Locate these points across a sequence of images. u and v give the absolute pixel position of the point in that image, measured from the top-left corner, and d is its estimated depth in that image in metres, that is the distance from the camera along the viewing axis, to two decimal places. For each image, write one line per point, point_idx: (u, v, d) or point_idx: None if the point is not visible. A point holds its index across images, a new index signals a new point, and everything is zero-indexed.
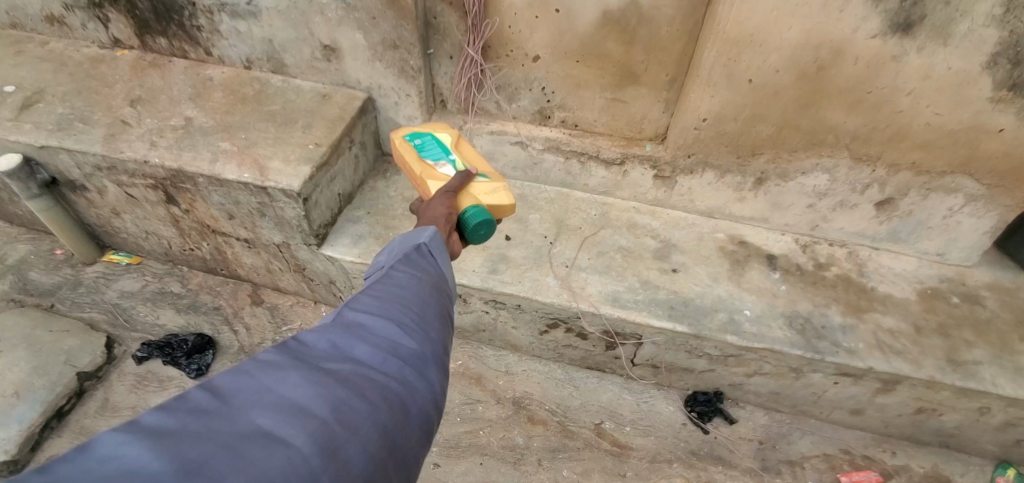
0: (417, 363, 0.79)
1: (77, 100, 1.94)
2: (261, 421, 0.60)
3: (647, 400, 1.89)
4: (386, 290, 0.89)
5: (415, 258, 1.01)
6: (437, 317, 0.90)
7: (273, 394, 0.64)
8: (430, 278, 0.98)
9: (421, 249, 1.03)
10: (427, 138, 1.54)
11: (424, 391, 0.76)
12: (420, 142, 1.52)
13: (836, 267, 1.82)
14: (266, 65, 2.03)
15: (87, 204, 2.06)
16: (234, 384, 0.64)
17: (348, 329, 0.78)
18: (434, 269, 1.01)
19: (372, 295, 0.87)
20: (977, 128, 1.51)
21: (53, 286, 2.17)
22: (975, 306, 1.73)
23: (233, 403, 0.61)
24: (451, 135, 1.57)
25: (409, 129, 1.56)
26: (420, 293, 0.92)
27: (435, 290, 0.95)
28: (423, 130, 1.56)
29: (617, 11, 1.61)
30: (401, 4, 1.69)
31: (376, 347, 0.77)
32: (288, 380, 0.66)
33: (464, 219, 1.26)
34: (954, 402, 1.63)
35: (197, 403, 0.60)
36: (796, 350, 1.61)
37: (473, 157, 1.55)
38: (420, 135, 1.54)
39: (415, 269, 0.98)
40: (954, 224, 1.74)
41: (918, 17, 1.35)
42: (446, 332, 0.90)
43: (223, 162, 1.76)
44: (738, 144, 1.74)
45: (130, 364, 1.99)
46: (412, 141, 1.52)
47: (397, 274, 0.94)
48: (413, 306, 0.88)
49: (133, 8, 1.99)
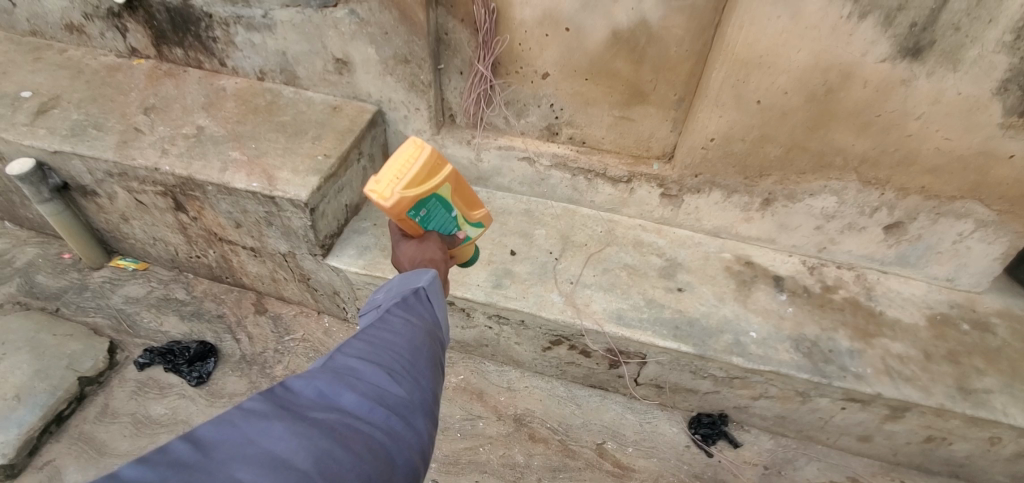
0: (405, 412, 0.80)
1: (92, 107, 1.98)
2: (241, 475, 0.60)
3: (650, 421, 1.87)
4: (379, 335, 0.92)
5: (412, 303, 1.04)
6: (428, 365, 0.92)
7: (255, 446, 0.64)
8: (423, 324, 1.00)
9: (419, 293, 1.06)
10: (430, 202, 1.28)
11: (410, 440, 0.77)
12: (422, 210, 1.29)
13: (844, 290, 1.80)
14: (279, 76, 2.06)
15: (97, 209, 2.08)
16: (217, 435, 0.65)
17: (336, 376, 0.79)
18: (429, 315, 1.04)
19: (364, 340, 0.89)
20: (987, 154, 1.50)
21: (59, 290, 2.18)
22: (985, 333, 1.70)
23: (214, 456, 0.62)
24: (451, 187, 1.31)
25: (409, 199, 1.23)
26: (412, 340, 0.94)
27: (428, 336, 0.98)
28: (424, 194, 1.25)
29: (626, 31, 1.63)
30: (414, 20, 1.71)
31: (364, 395, 0.78)
32: (272, 430, 0.66)
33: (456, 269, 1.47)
34: (964, 431, 1.59)
35: (178, 455, 0.60)
36: (803, 374, 1.58)
37: (468, 194, 1.40)
38: (422, 203, 1.27)
39: (411, 314, 1.01)
40: (964, 250, 1.72)
41: (927, 42, 1.36)
42: (436, 379, 0.91)
43: (232, 171, 1.77)
44: (746, 165, 1.74)
45: (131, 370, 1.98)
46: (415, 213, 1.27)
47: (391, 318, 0.97)
48: (404, 353, 0.89)
49: (151, 19, 2.02)
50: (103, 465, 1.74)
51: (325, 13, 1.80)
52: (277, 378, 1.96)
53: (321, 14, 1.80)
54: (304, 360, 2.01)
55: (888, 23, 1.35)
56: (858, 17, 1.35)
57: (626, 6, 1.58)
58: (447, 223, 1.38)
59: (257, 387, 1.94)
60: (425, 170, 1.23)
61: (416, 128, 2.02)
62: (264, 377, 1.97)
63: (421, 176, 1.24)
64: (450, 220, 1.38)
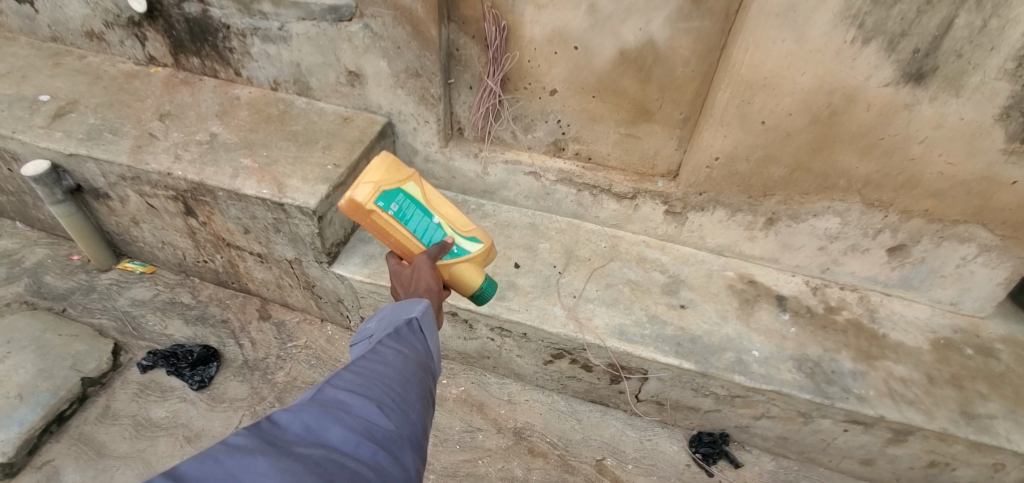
0: (392, 446, 0.82)
1: (108, 111, 2.02)
2: None
3: (651, 438, 1.85)
4: (370, 368, 0.93)
5: (404, 334, 1.05)
6: (418, 398, 0.94)
7: None
8: (415, 356, 1.02)
9: (412, 323, 1.08)
10: (400, 197, 1.37)
11: (397, 475, 0.79)
12: (395, 205, 1.36)
13: (846, 311, 1.80)
14: (292, 87, 2.10)
15: (108, 212, 2.11)
16: (200, 472, 0.65)
17: (325, 409, 0.80)
18: (421, 347, 1.06)
19: (355, 372, 0.91)
20: (989, 179, 1.52)
21: (67, 291, 2.21)
22: (989, 358, 1.69)
23: None
24: (419, 186, 1.42)
25: (376, 190, 1.33)
26: (403, 373, 0.95)
27: (419, 369, 1.00)
28: (391, 187, 1.35)
29: (634, 50, 1.66)
30: (426, 35, 1.75)
31: (352, 428, 0.79)
32: (256, 466, 0.67)
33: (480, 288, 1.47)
34: (968, 457, 1.58)
35: None
36: (805, 394, 1.58)
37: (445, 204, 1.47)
38: (391, 196, 1.35)
39: (402, 344, 1.02)
40: (968, 274, 1.72)
41: (930, 68, 1.38)
42: (425, 412, 0.93)
43: (243, 177, 1.80)
44: (750, 184, 1.76)
45: (134, 372, 1.99)
46: (387, 207, 1.35)
47: (383, 350, 0.99)
48: (393, 387, 0.91)
49: (171, 28, 2.08)
50: (102, 467, 1.74)
51: (339, 27, 1.84)
52: (278, 384, 1.97)
53: (336, 28, 1.84)
54: (305, 367, 2.02)
55: (891, 49, 1.37)
56: (861, 42, 1.38)
57: (634, 26, 1.61)
58: (430, 230, 1.41)
59: (258, 393, 1.94)
60: (386, 164, 1.36)
61: (425, 141, 2.05)
62: (265, 383, 1.97)
63: (385, 170, 1.36)
64: (433, 226, 1.41)
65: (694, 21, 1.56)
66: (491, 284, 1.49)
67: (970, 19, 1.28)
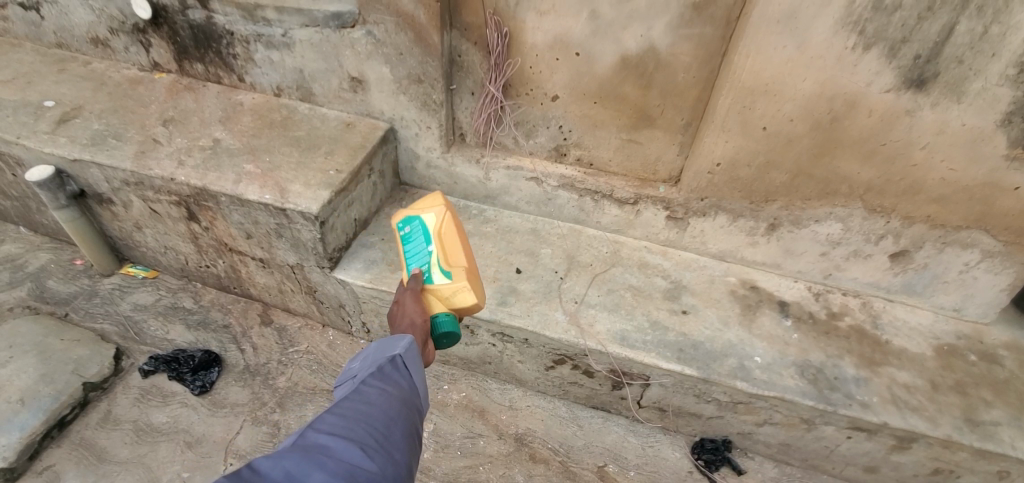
0: None
1: (113, 117, 2.04)
2: None
3: (653, 444, 1.85)
4: (354, 408, 0.94)
5: (388, 371, 1.04)
6: (402, 438, 0.94)
7: None
8: (399, 394, 1.02)
9: (395, 361, 1.06)
10: (415, 223, 1.41)
11: None
12: (407, 228, 1.42)
13: (849, 317, 1.79)
14: (295, 93, 2.11)
15: (111, 217, 2.12)
16: None
17: (306, 454, 0.82)
18: (406, 384, 1.05)
19: (337, 414, 0.91)
20: (992, 185, 1.51)
21: (69, 295, 2.21)
22: (993, 365, 1.68)
23: None
24: (438, 217, 1.39)
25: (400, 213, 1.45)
26: (387, 412, 0.96)
27: (404, 407, 1.00)
28: (410, 214, 1.43)
29: (635, 56, 1.67)
30: (428, 42, 1.76)
31: (334, 473, 0.81)
32: None
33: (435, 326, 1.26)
34: (972, 464, 1.57)
35: None
36: (808, 400, 1.57)
37: (456, 242, 1.37)
38: (409, 220, 1.43)
39: (386, 383, 1.02)
40: (971, 280, 1.71)
41: (931, 74, 1.38)
42: (410, 452, 0.94)
43: (246, 183, 1.81)
44: (752, 190, 1.76)
45: (136, 377, 1.99)
46: (401, 229, 1.43)
47: (367, 389, 0.99)
48: (376, 429, 0.92)
49: (175, 35, 2.09)
50: (103, 472, 1.74)
51: (342, 33, 1.85)
52: (280, 389, 1.97)
53: (339, 34, 1.86)
54: (307, 372, 2.02)
55: (892, 55, 1.38)
56: (862, 48, 1.38)
57: (635, 33, 1.62)
58: (421, 256, 1.36)
59: (259, 398, 1.94)
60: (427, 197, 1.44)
61: (427, 146, 2.05)
62: (266, 388, 1.97)
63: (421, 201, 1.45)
64: (426, 255, 1.36)
65: (696, 27, 1.57)
66: (444, 323, 1.25)
67: (971, 25, 1.28)
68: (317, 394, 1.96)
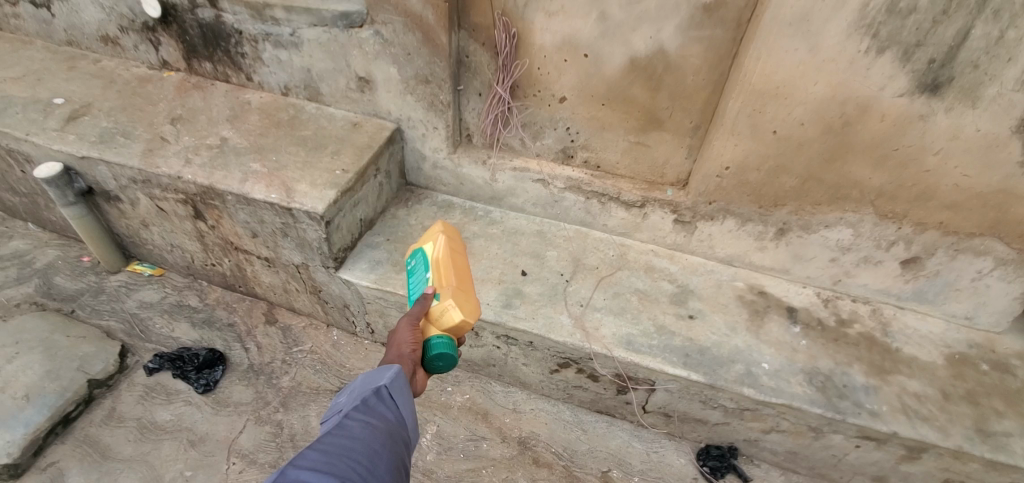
0: None
1: (121, 115, 2.04)
2: None
3: (658, 450, 1.83)
4: (336, 443, 0.93)
5: (373, 404, 1.04)
6: (387, 471, 0.94)
7: None
8: (385, 427, 1.02)
9: (381, 392, 1.06)
10: (418, 255, 1.43)
11: None
12: (413, 263, 1.45)
13: (859, 325, 1.77)
14: (303, 93, 2.11)
15: (118, 214, 2.13)
16: None
17: None
18: (392, 416, 1.05)
19: (319, 450, 0.90)
20: (1007, 192, 1.49)
21: (76, 292, 2.22)
22: (1005, 374, 1.65)
23: None
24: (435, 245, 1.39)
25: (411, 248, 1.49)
26: (370, 448, 0.96)
27: (388, 440, 1.00)
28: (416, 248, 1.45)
29: (644, 58, 1.66)
30: (436, 42, 1.76)
31: None
32: None
33: (428, 350, 1.21)
34: (984, 476, 1.54)
35: None
36: (816, 408, 1.55)
37: (451, 264, 1.34)
38: (415, 254, 1.45)
39: (371, 416, 1.02)
40: (983, 288, 1.69)
41: (945, 79, 1.36)
42: None
43: (252, 182, 1.81)
44: (761, 194, 1.74)
45: (140, 374, 2.00)
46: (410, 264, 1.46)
47: (350, 423, 0.99)
48: (358, 465, 0.92)
49: (184, 33, 2.10)
50: (107, 470, 1.75)
51: (351, 33, 1.85)
52: (283, 389, 1.96)
53: (347, 34, 1.86)
54: (310, 372, 2.01)
55: (906, 59, 1.36)
56: (876, 51, 1.36)
57: (645, 34, 1.61)
58: (418, 284, 1.35)
59: (263, 398, 1.94)
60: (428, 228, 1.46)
61: (434, 147, 2.05)
62: (269, 388, 1.97)
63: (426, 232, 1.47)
64: (422, 282, 1.34)
65: (706, 30, 1.56)
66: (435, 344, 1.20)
67: (987, 30, 1.27)
68: (320, 395, 1.95)
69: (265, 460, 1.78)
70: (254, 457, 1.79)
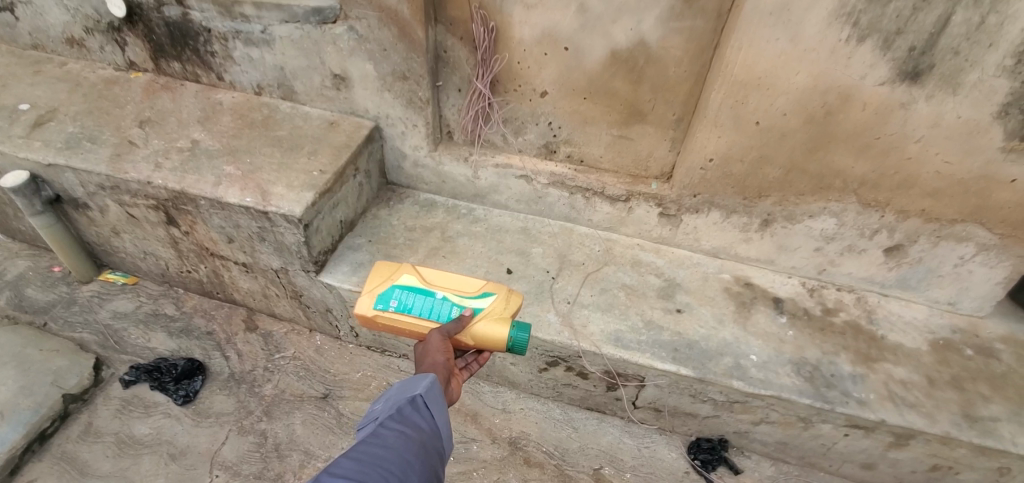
0: None
1: (87, 119, 1.96)
2: None
3: (649, 445, 1.82)
4: (369, 452, 0.94)
5: (407, 413, 1.04)
6: None
7: None
8: (418, 437, 1.01)
9: (416, 401, 1.06)
10: (397, 292, 1.42)
11: None
12: (395, 303, 1.41)
13: (844, 313, 1.78)
14: (277, 91, 2.05)
15: (88, 222, 2.05)
16: None
17: None
18: (427, 426, 1.05)
19: (352, 459, 0.91)
20: (988, 178, 1.50)
21: (47, 304, 2.14)
22: (990, 359, 1.67)
23: None
24: (414, 273, 1.45)
25: (372, 297, 1.43)
26: (402, 459, 0.95)
27: (421, 452, 0.99)
28: (387, 288, 1.43)
29: (625, 50, 1.63)
30: (413, 37, 1.71)
31: None
32: None
33: (516, 336, 1.35)
34: (971, 460, 1.56)
35: None
36: (805, 399, 1.55)
37: (448, 276, 1.45)
38: (387, 296, 1.42)
39: (405, 425, 1.02)
40: (966, 273, 1.70)
41: (926, 67, 1.36)
42: None
43: (226, 185, 1.75)
44: (745, 185, 1.73)
45: (117, 387, 1.93)
46: (385, 307, 1.41)
47: (384, 432, 0.99)
48: (389, 475, 0.92)
49: (151, 32, 2.02)
50: None
51: (324, 30, 1.79)
52: (266, 397, 1.91)
53: (321, 30, 1.80)
54: (294, 379, 1.97)
55: (886, 47, 1.35)
56: (857, 40, 1.35)
57: (625, 26, 1.58)
58: (436, 306, 1.39)
59: (246, 407, 1.89)
60: (384, 268, 1.47)
61: (414, 145, 2.00)
62: (252, 396, 1.92)
63: (382, 276, 1.46)
64: (438, 302, 1.39)
65: (686, 20, 1.53)
66: (522, 328, 1.36)
67: (967, 16, 1.26)
68: (305, 402, 1.91)
69: (249, 471, 1.74)
70: (238, 468, 1.74)
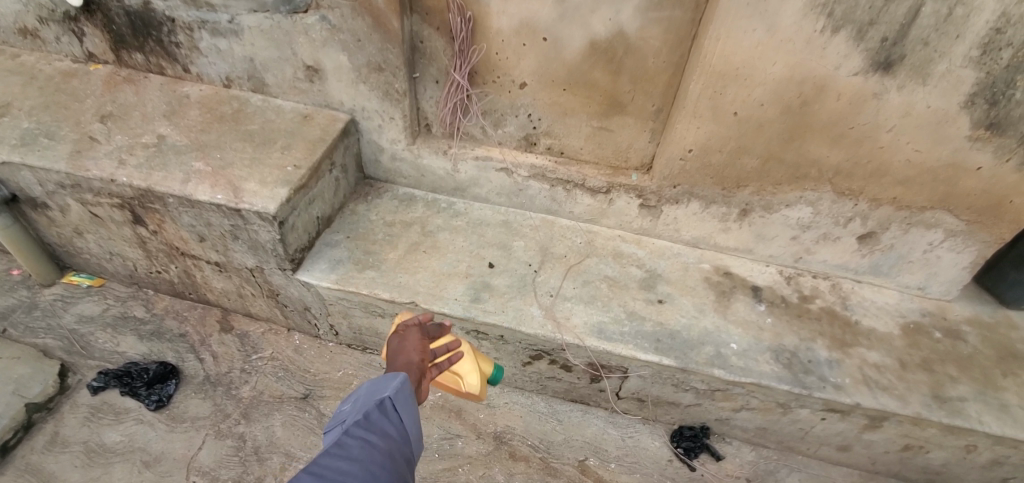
0: None
1: (44, 114, 1.86)
2: None
3: (633, 435, 1.84)
4: (335, 462, 0.92)
5: (374, 418, 1.04)
6: None
7: None
8: (385, 444, 1.01)
9: (384, 405, 1.06)
10: None
11: None
12: None
13: (820, 300, 1.82)
14: (247, 84, 1.97)
15: (47, 222, 1.95)
16: None
17: None
18: (394, 431, 1.05)
19: (317, 470, 0.89)
20: (956, 166, 1.54)
21: (6, 309, 2.04)
22: (957, 341, 1.73)
23: None
24: None
25: None
26: (370, 466, 0.94)
27: (388, 458, 0.99)
28: None
29: (604, 41, 1.62)
30: (388, 27, 1.67)
31: None
32: None
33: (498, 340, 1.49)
34: (941, 439, 1.62)
35: None
36: (783, 385, 1.58)
37: None
38: None
39: (372, 432, 1.01)
40: (934, 259, 1.76)
41: (897, 57, 1.38)
42: None
43: (195, 182, 1.68)
44: (724, 176, 1.74)
45: (84, 394, 1.85)
46: None
47: (350, 441, 0.97)
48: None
49: (110, 22, 1.92)
50: None
51: (294, 19, 1.73)
52: (243, 400, 1.87)
53: (291, 20, 1.73)
54: (272, 380, 1.92)
55: (859, 38, 1.37)
56: (831, 31, 1.37)
57: (603, 17, 1.57)
58: None
59: (222, 410, 1.84)
60: None
61: (391, 138, 1.96)
62: (229, 399, 1.87)
63: None
64: None
65: (665, 11, 1.53)
66: None
67: (937, 7, 1.28)
68: (284, 403, 1.87)
69: (228, 475, 1.69)
70: (216, 473, 1.69)
